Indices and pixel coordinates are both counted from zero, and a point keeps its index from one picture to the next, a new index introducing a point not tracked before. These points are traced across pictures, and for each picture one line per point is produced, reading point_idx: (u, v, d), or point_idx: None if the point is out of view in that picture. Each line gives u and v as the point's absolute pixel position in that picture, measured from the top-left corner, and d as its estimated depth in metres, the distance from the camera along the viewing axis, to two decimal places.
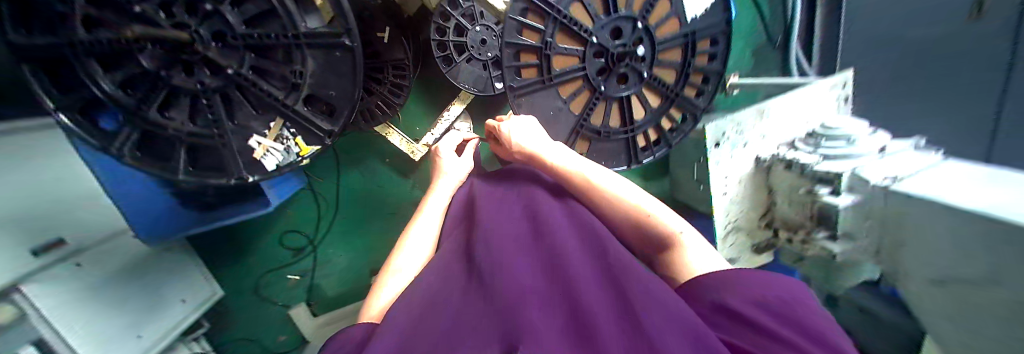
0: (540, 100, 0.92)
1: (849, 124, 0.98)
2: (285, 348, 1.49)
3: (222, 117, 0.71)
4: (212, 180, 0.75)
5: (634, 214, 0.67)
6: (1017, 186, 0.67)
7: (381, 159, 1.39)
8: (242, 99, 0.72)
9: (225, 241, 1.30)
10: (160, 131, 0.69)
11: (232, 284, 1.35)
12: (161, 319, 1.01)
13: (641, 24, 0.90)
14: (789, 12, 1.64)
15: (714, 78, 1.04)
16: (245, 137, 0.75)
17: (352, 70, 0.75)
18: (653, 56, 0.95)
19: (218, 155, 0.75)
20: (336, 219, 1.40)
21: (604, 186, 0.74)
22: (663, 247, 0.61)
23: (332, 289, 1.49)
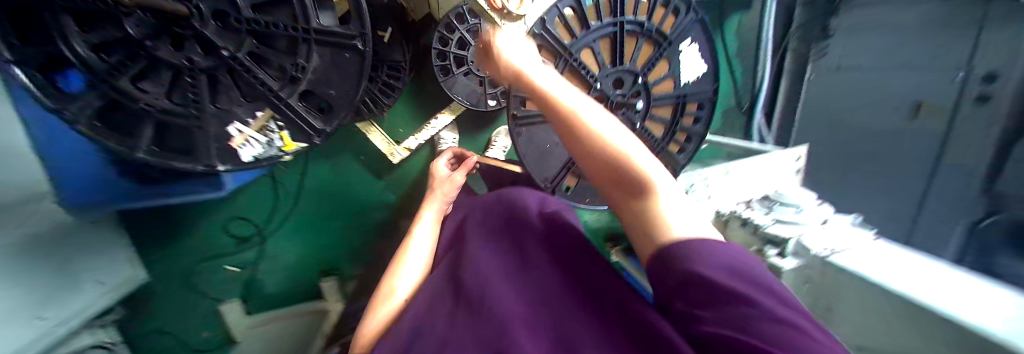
0: (539, 132, 0.83)
1: (801, 193, 0.99)
2: (206, 345, 1.40)
3: (205, 100, 0.66)
4: (178, 164, 0.68)
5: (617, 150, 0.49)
6: (949, 276, 0.69)
7: (356, 156, 1.33)
8: (231, 84, 0.68)
9: (162, 221, 1.22)
10: (129, 102, 0.60)
11: (160, 269, 1.26)
12: (69, 301, 0.90)
13: (641, 79, 0.88)
14: (757, 82, 1.48)
15: (695, 139, 1.01)
16: (224, 124, 0.70)
17: (359, 71, 0.78)
18: (647, 110, 0.91)
19: (189, 138, 0.69)
20: (291, 213, 1.34)
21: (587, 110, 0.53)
22: (636, 193, 0.47)
23: (272, 287, 1.41)
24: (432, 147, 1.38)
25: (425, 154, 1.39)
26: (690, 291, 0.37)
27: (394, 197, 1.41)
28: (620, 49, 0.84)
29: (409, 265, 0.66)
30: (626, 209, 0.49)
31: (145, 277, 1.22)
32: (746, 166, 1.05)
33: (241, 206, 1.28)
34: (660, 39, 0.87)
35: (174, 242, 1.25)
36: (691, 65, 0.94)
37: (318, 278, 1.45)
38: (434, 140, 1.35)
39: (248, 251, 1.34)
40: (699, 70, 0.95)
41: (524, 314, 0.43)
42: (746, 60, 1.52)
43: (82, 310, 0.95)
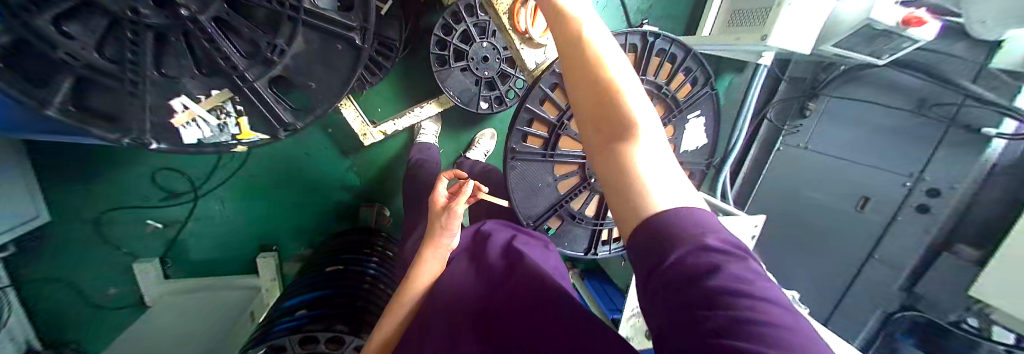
0: (533, 169, 0.78)
1: (756, 263, 1.05)
2: (112, 303, 1.28)
3: (146, 63, 0.55)
4: (95, 130, 0.57)
5: (617, 94, 0.37)
6: None
7: (323, 128, 1.21)
8: (184, 49, 0.58)
9: (78, 159, 1.10)
10: (43, 47, 0.49)
11: (68, 210, 1.14)
12: None
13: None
14: (733, 140, 1.50)
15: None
16: (167, 95, 0.60)
17: (348, 67, 0.70)
18: None
19: (119, 101, 0.58)
20: (236, 175, 1.23)
21: (603, 40, 0.40)
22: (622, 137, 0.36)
23: (200, 253, 1.31)
24: (409, 135, 1.32)
25: (403, 138, 1.31)
26: (674, 279, 0.29)
27: (357, 181, 1.32)
28: None
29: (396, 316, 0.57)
30: (603, 170, 0.38)
31: (48, 219, 1.11)
32: None
33: (173, 158, 1.16)
34: (672, 103, 0.77)
35: (84, 187, 1.14)
36: (695, 134, 0.85)
37: (256, 251, 1.34)
38: (414, 128, 1.28)
39: (176, 207, 1.23)
40: (700, 140, 0.86)
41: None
42: (729, 117, 1.56)
43: None
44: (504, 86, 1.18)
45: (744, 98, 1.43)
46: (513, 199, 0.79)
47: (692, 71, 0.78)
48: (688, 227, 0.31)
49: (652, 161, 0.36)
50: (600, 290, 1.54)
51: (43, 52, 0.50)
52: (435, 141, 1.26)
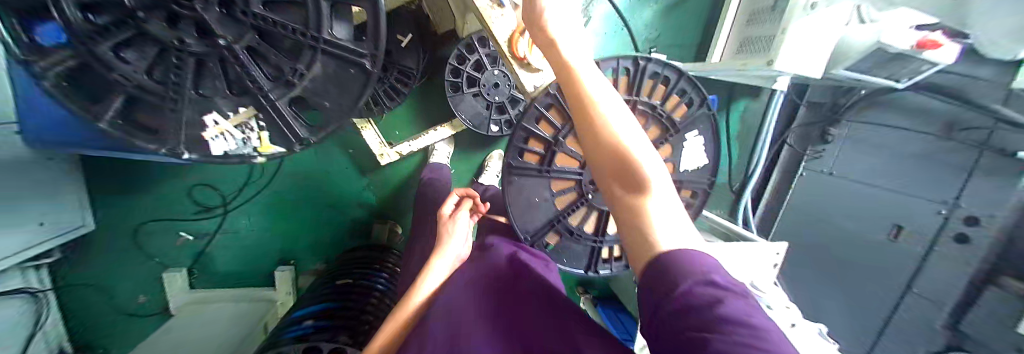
0: (529, 185, 0.77)
1: (778, 294, 0.99)
2: (138, 311, 1.35)
3: (185, 85, 0.61)
4: (139, 141, 0.63)
5: (616, 136, 0.44)
6: None
7: (343, 148, 1.28)
8: (218, 72, 0.62)
9: (125, 173, 1.21)
10: (102, 70, 0.56)
11: (110, 220, 1.24)
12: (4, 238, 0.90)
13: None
14: (751, 165, 1.43)
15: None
16: (202, 111, 0.65)
17: (359, 88, 0.71)
18: None
19: (162, 117, 0.64)
20: (263, 191, 1.30)
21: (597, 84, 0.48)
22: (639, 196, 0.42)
23: (225, 266, 1.36)
24: (424, 156, 1.36)
25: (418, 158, 1.35)
26: (684, 307, 0.32)
27: (373, 199, 1.36)
28: None
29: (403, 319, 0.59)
30: (623, 218, 0.43)
31: (92, 226, 1.20)
32: (727, 249, 1.02)
33: (209, 174, 1.25)
34: (668, 124, 0.75)
35: (127, 200, 1.24)
36: (694, 154, 0.80)
37: (274, 265, 1.39)
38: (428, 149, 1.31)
39: (208, 220, 1.30)
40: (700, 160, 0.82)
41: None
42: (745, 142, 1.47)
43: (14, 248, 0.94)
44: (515, 110, 1.23)
45: (760, 125, 1.42)
46: (510, 214, 0.78)
47: (687, 92, 0.76)
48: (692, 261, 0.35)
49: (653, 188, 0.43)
50: (613, 317, 1.46)
51: (102, 74, 0.57)
52: (447, 162, 1.30)
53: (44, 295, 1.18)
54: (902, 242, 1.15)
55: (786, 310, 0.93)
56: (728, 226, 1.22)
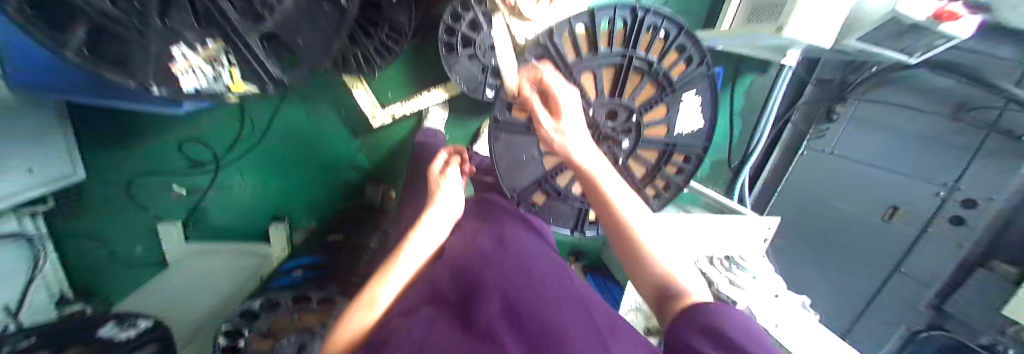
0: (515, 143, 0.79)
1: (763, 265, 1.02)
2: (137, 262, 1.39)
3: (150, 14, 0.54)
4: (109, 77, 0.60)
5: (627, 219, 0.49)
6: None
7: (335, 108, 1.25)
8: (185, 3, 0.56)
9: (113, 126, 1.20)
10: None
11: (101, 172, 1.24)
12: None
13: (636, 117, 0.81)
14: (754, 142, 1.42)
15: (672, 189, 0.96)
16: (169, 43, 0.59)
17: (333, 26, 0.76)
18: (634, 148, 0.85)
19: (126, 49, 0.58)
20: (254, 149, 1.28)
21: (603, 173, 0.52)
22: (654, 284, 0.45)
23: (217, 221, 1.37)
24: (418, 120, 1.31)
25: (412, 122, 1.31)
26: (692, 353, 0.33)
27: (366, 162, 1.34)
28: (622, 82, 0.78)
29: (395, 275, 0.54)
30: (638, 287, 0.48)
31: (83, 177, 1.20)
32: (715, 221, 1.04)
33: (200, 128, 1.23)
34: (665, 83, 0.80)
35: (121, 151, 1.23)
36: (689, 118, 0.87)
37: (269, 222, 1.40)
38: (422, 112, 1.27)
39: (200, 176, 1.29)
40: (695, 124, 0.88)
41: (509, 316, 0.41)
42: (748, 121, 1.45)
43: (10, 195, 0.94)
44: None
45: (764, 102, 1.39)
46: (497, 172, 0.79)
47: (687, 49, 0.79)
48: (711, 314, 0.36)
49: (679, 269, 0.45)
50: (601, 284, 1.48)
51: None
52: (441, 128, 1.27)
53: (39, 239, 1.19)
54: (897, 222, 1.15)
55: (771, 281, 0.96)
56: (721, 200, 1.23)
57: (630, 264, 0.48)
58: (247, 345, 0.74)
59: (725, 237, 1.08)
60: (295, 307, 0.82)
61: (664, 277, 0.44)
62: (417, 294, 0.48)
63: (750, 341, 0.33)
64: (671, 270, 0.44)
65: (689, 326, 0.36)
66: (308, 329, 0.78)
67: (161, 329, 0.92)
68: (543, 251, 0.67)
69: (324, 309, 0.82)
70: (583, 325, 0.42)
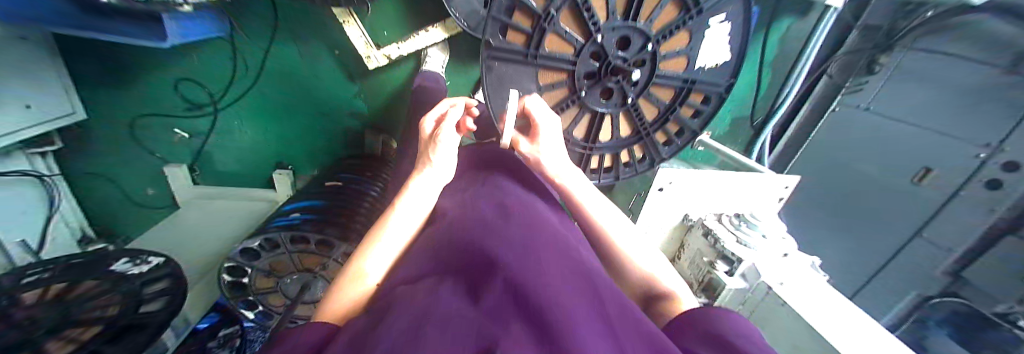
0: (510, 73, 0.81)
1: (775, 223, 0.97)
2: (153, 203, 1.44)
3: None
4: None
5: (612, 239, 0.56)
6: (891, 340, 0.69)
7: (329, 50, 1.15)
8: None
9: (102, 64, 1.14)
10: None
11: (101, 113, 1.23)
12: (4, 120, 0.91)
13: (652, 46, 0.80)
14: (781, 96, 1.33)
15: (687, 135, 0.98)
16: None
17: None
18: (647, 83, 0.86)
19: None
20: (252, 90, 1.23)
21: (591, 203, 0.61)
22: (647, 297, 0.51)
23: (224, 165, 1.38)
24: (417, 62, 1.20)
25: (410, 67, 1.21)
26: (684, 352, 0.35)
27: (367, 109, 1.28)
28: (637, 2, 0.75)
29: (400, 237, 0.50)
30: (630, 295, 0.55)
31: (85, 116, 1.19)
32: (732, 179, 0.99)
33: (191, 67, 1.17)
34: (689, 2, 0.78)
35: (114, 92, 1.20)
36: (716, 47, 0.85)
37: (272, 169, 1.40)
38: (421, 53, 1.17)
39: (200, 119, 1.27)
40: (722, 56, 0.86)
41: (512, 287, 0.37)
42: (777, 74, 1.32)
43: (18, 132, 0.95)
44: None
45: (798, 52, 1.26)
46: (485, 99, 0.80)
47: None
48: (707, 318, 0.38)
49: (664, 273, 0.52)
50: None
51: None
52: (441, 71, 1.18)
53: (50, 179, 1.24)
54: (926, 185, 1.10)
55: (780, 240, 0.93)
56: (739, 158, 1.18)
57: (619, 273, 0.55)
58: (252, 282, 0.88)
59: (738, 194, 1.03)
60: (295, 248, 0.84)
61: (650, 281, 0.51)
62: (418, 258, 0.44)
63: (746, 340, 0.34)
64: (656, 275, 0.52)
65: (691, 334, 0.37)
66: (308, 270, 0.87)
67: (172, 265, 0.92)
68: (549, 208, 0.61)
69: (322, 251, 0.84)
70: (594, 298, 0.38)
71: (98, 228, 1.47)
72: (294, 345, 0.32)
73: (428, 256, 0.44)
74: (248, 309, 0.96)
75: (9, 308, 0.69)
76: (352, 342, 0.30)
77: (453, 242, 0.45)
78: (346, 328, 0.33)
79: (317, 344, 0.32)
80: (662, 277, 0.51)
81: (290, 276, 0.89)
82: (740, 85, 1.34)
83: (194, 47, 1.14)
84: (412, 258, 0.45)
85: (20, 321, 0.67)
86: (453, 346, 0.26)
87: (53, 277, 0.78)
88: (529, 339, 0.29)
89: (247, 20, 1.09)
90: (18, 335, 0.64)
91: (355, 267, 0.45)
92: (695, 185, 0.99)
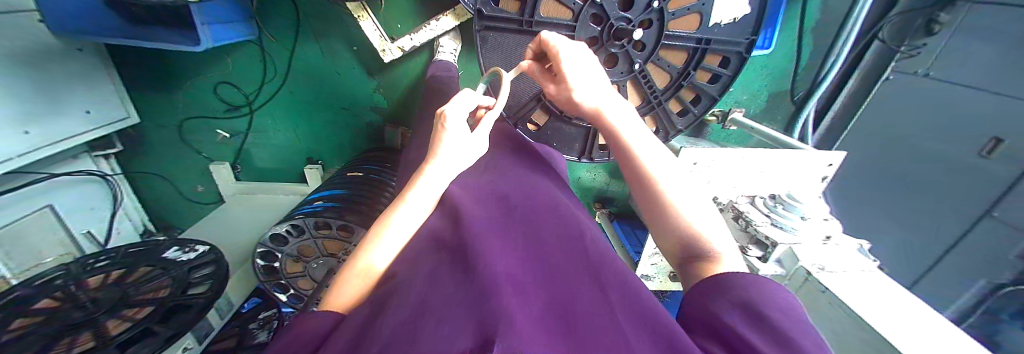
0: (508, 43, 0.84)
1: (816, 203, 0.87)
2: (202, 198, 1.57)
3: None
4: None
5: (658, 184, 0.48)
6: (955, 329, 0.62)
7: (347, 45, 1.18)
8: None
9: (150, 71, 1.24)
10: None
11: (151, 117, 1.35)
12: (64, 126, 1.02)
13: (660, 2, 0.76)
14: (825, 69, 1.21)
15: (705, 101, 0.94)
16: None
17: None
18: (655, 50, 0.84)
19: None
20: (281, 89, 1.29)
21: (642, 143, 0.51)
22: (692, 253, 0.44)
23: (262, 162, 1.48)
24: (431, 53, 1.21)
25: (424, 58, 1.22)
26: (711, 321, 0.33)
27: (384, 103, 1.31)
28: None
29: (409, 220, 0.46)
30: (666, 248, 0.49)
31: (138, 119, 1.31)
32: (764, 156, 0.92)
33: (224, 70, 1.25)
34: None
35: (160, 97, 1.30)
36: (733, 2, 0.79)
37: (303, 164, 1.48)
38: (434, 44, 1.17)
39: (237, 119, 1.36)
40: (741, 10, 0.80)
41: (513, 277, 0.35)
42: (821, 42, 1.19)
43: (83, 136, 1.07)
44: None
45: (845, 16, 1.13)
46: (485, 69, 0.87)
47: None
48: (740, 285, 0.36)
49: (711, 229, 0.46)
50: (628, 233, 1.40)
51: None
52: (454, 60, 1.17)
53: (114, 178, 1.38)
54: (996, 159, 1.08)
55: (823, 222, 0.85)
56: (772, 135, 1.09)
57: (659, 226, 0.49)
58: (282, 266, 0.95)
59: (774, 172, 0.95)
60: (318, 233, 0.89)
61: (695, 240, 0.45)
62: (422, 245, 0.43)
63: (782, 312, 0.32)
64: (705, 234, 0.45)
65: (720, 298, 0.35)
66: (332, 255, 0.93)
67: (216, 252, 0.97)
68: (560, 193, 0.58)
69: (344, 236, 0.89)
70: (601, 291, 0.35)
71: (157, 223, 1.62)
72: (298, 339, 0.32)
73: (429, 245, 0.42)
74: (282, 293, 1.02)
75: (76, 294, 0.78)
76: (353, 330, 0.30)
77: (455, 229, 0.43)
78: (350, 316, 0.33)
79: (318, 338, 0.32)
80: (709, 234, 0.45)
81: (316, 261, 0.95)
82: (778, 55, 1.22)
83: (228, 53, 1.21)
84: (417, 245, 0.44)
85: (86, 303, 0.75)
86: (450, 342, 0.24)
87: (113, 263, 0.87)
88: (531, 331, 0.27)
89: (270, 18, 1.13)
90: (82, 315, 0.72)
91: (361, 258, 0.42)
92: (724, 166, 0.91)
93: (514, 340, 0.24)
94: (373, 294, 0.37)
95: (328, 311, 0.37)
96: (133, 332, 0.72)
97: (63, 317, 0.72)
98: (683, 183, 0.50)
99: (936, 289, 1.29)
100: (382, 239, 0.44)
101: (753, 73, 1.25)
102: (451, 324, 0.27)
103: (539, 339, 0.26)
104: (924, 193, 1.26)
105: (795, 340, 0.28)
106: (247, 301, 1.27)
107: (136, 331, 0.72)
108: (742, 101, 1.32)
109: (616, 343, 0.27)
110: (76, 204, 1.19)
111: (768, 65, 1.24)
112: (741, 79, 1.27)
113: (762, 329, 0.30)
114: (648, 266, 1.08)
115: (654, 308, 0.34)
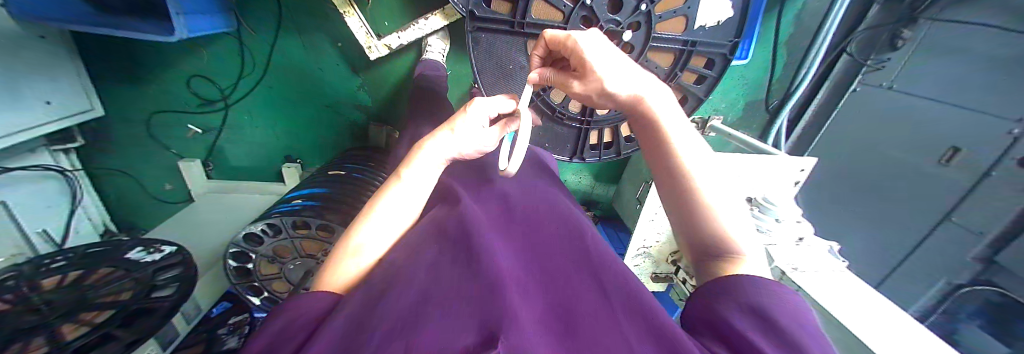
0: (498, 43, 0.84)
1: (790, 206, 0.92)
2: (171, 196, 1.49)
3: None
4: None
5: (692, 178, 0.47)
6: (918, 326, 0.65)
7: (331, 41, 1.15)
8: None
9: (116, 62, 1.18)
10: None
11: (116, 110, 1.27)
12: (17, 114, 0.94)
13: (647, 5, 0.78)
14: (797, 80, 1.28)
15: (691, 102, 0.97)
16: None
17: None
18: (643, 52, 0.85)
19: None
20: (261, 83, 1.24)
21: (679, 138, 0.50)
22: (712, 251, 0.43)
23: (237, 161, 1.42)
24: (419, 52, 1.20)
25: (412, 56, 1.21)
26: (720, 324, 0.33)
27: (369, 102, 1.29)
28: None
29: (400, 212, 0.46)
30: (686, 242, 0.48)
31: (102, 112, 1.23)
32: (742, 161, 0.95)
33: (201, 63, 1.19)
34: None
35: (128, 90, 1.24)
36: (714, 7, 0.82)
37: (282, 163, 1.43)
38: (422, 42, 1.16)
39: (212, 114, 1.30)
40: (724, 14, 0.83)
41: (514, 274, 0.35)
42: (795, 55, 1.26)
43: (40, 127, 1.00)
44: None
45: (816, 32, 1.19)
46: (477, 68, 0.86)
47: None
48: (748, 289, 0.36)
49: (735, 229, 0.45)
50: (612, 235, 1.43)
51: None
52: (442, 60, 1.17)
53: (74, 174, 1.29)
54: (953, 166, 1.15)
55: (795, 224, 0.88)
56: (750, 141, 1.13)
57: (682, 221, 0.48)
58: (257, 267, 0.91)
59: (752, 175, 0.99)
60: (296, 233, 0.86)
61: (722, 241, 0.43)
62: (422, 235, 0.42)
63: (790, 317, 0.32)
64: (730, 233, 0.44)
65: (728, 302, 0.35)
66: (311, 256, 0.90)
67: (184, 253, 0.92)
68: (560, 194, 0.59)
69: (323, 236, 0.86)
70: (601, 291, 0.35)
71: (120, 223, 1.53)
72: (289, 322, 0.31)
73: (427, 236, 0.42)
74: (255, 295, 0.98)
75: (30, 296, 0.72)
76: (349, 317, 0.29)
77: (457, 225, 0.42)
78: (346, 300, 0.32)
79: (309, 325, 0.31)
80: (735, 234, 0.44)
81: (293, 262, 0.91)
82: (756, 65, 1.27)
83: (204, 44, 1.16)
84: (415, 236, 0.43)
85: (39, 307, 0.69)
86: (453, 334, 0.24)
87: (70, 265, 0.81)
88: (534, 329, 0.27)
89: (251, 10, 1.10)
90: (36, 319, 0.67)
91: (350, 240, 0.43)
92: None
93: (520, 336, 0.24)
94: (366, 280, 0.36)
95: (323, 292, 0.36)
96: (91, 337, 0.67)
97: (10, 321, 0.65)
98: (712, 180, 0.49)
99: (898, 289, 1.37)
100: (371, 220, 0.44)
101: (731, 82, 1.30)
102: (453, 317, 0.27)
103: (540, 337, 0.26)
104: (888, 197, 1.34)
105: (804, 346, 0.29)
106: (216, 305, 1.21)
107: (95, 336, 0.67)
108: (721, 109, 1.37)
109: (617, 342, 0.27)
110: (31, 202, 1.11)
111: (746, 75, 1.30)
112: (721, 87, 1.32)
113: (768, 335, 0.30)
114: (632, 267, 1.09)
115: (652, 306, 0.34)
